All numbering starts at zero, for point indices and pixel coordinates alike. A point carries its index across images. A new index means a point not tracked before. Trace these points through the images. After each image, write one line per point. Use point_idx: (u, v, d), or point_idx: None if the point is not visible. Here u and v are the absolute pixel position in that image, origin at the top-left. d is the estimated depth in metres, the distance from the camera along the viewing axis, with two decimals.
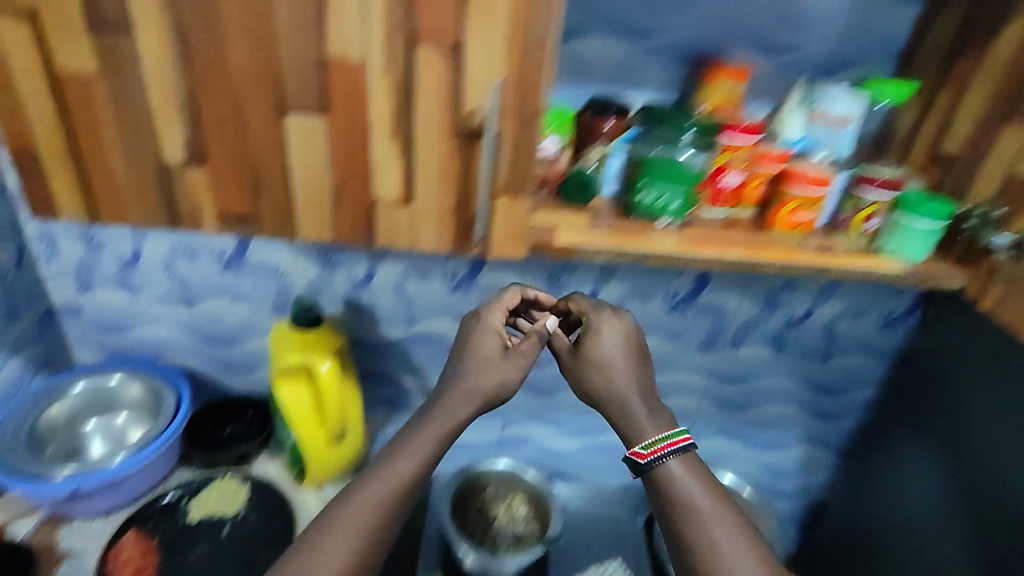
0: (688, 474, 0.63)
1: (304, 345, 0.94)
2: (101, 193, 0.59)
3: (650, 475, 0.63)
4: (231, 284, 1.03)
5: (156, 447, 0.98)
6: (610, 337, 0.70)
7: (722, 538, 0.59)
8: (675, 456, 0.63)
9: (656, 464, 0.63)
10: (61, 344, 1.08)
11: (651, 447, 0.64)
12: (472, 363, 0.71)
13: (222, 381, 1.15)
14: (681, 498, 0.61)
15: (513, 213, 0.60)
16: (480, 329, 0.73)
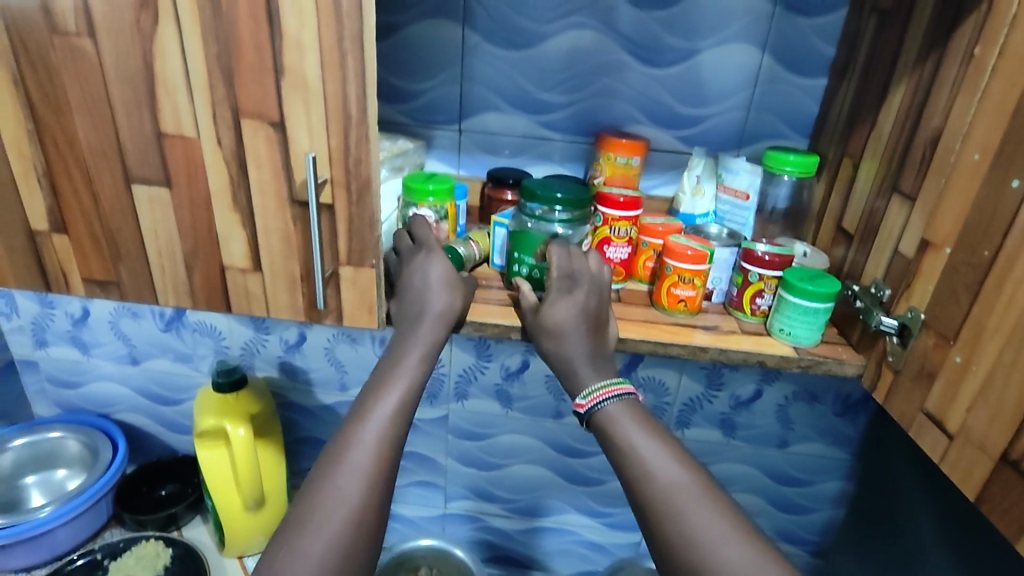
0: (629, 413, 0.54)
1: (221, 410, 0.94)
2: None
3: (594, 424, 0.55)
4: (172, 344, 1.06)
5: (85, 500, 0.97)
6: (568, 305, 0.59)
7: (681, 480, 0.49)
8: (616, 399, 0.55)
9: (596, 411, 0.55)
10: (19, 397, 1.13)
11: (591, 397, 0.56)
12: (415, 305, 0.61)
13: (167, 440, 1.16)
14: (624, 441, 0.52)
15: (363, 281, 0.60)
16: (423, 258, 0.63)
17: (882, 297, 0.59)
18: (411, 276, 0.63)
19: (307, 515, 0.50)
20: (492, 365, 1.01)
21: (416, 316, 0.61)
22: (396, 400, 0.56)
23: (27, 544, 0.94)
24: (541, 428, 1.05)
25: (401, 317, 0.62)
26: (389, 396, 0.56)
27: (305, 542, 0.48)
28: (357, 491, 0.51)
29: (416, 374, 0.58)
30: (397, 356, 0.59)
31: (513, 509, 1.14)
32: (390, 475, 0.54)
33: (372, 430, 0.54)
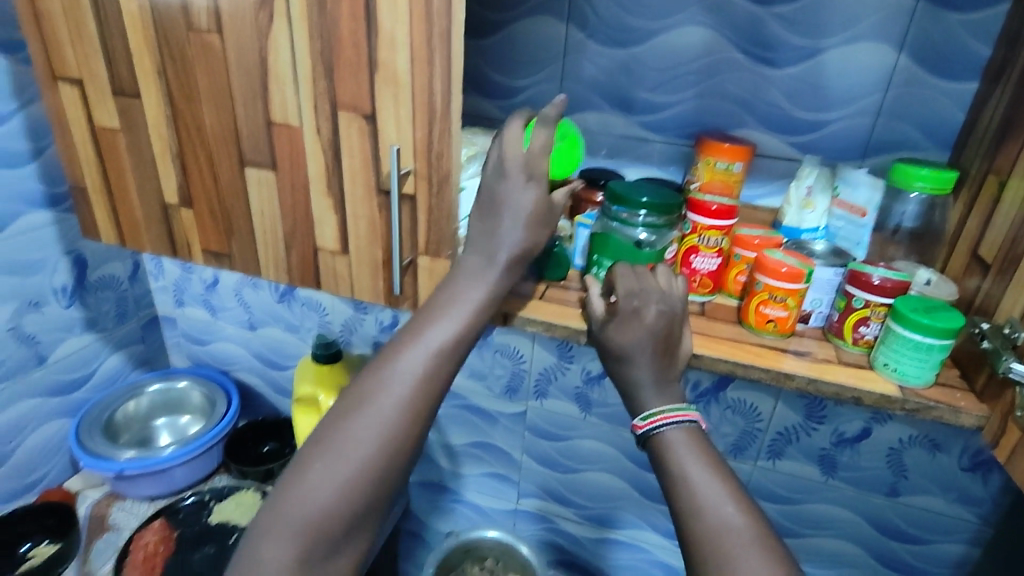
0: (689, 444, 0.51)
1: (318, 379, 1.02)
2: (125, 224, 0.73)
3: (651, 448, 0.52)
4: (285, 315, 1.16)
5: (201, 444, 1.09)
6: (637, 329, 0.57)
7: (736, 523, 0.46)
8: (680, 423, 0.52)
9: (655, 434, 0.52)
10: (160, 348, 1.30)
11: (651, 419, 0.53)
12: (484, 250, 0.59)
13: (274, 401, 1.27)
14: (678, 470, 0.49)
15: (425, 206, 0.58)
16: (515, 186, 0.58)
17: (1016, 339, 0.50)
18: (485, 202, 0.59)
19: (284, 508, 0.49)
20: (574, 367, 0.99)
21: (486, 261, 0.59)
22: (443, 339, 0.55)
23: (152, 476, 1.07)
24: (620, 437, 1.02)
25: (462, 275, 0.59)
26: (433, 336, 0.55)
27: (304, 497, 0.50)
28: (367, 449, 0.51)
29: (435, 361, 0.55)
30: (432, 319, 0.57)
31: (585, 515, 1.12)
32: (412, 426, 0.53)
33: (403, 381, 0.53)
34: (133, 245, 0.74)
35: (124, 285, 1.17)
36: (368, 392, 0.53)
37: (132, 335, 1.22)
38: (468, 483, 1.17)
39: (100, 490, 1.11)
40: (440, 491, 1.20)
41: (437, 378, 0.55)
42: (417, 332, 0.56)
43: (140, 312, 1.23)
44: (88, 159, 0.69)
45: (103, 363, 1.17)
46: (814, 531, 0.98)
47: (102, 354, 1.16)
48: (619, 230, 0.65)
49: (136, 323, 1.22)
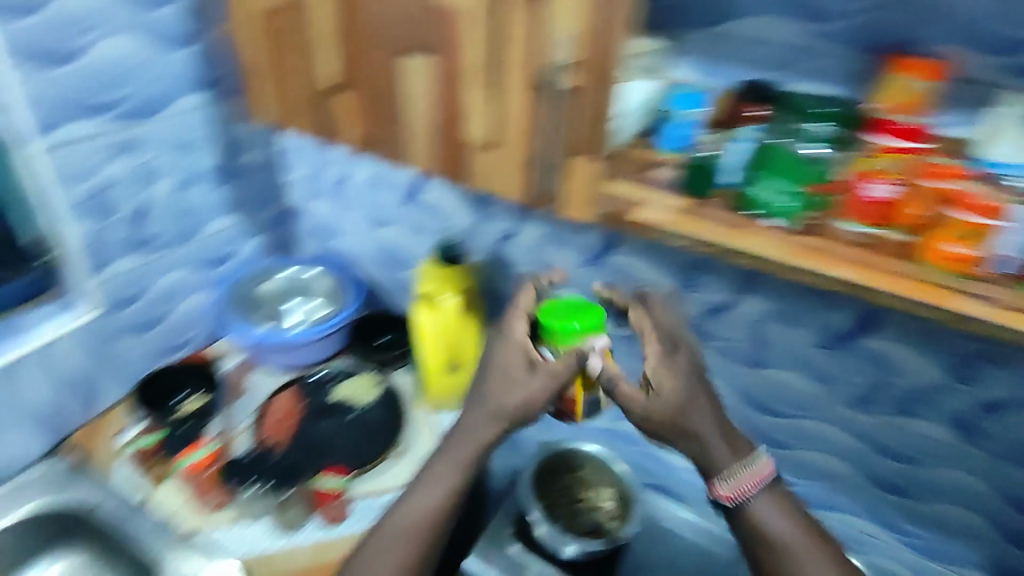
0: (766, 503, 0.77)
1: (440, 278, 1.05)
2: (283, 102, 0.76)
3: (742, 514, 0.77)
4: (409, 215, 1.20)
5: (326, 327, 1.18)
6: (675, 383, 0.79)
7: (797, 537, 0.75)
8: (762, 494, 0.77)
9: (742, 503, 0.77)
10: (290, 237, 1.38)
11: (742, 489, 0.77)
12: (491, 401, 0.84)
13: (391, 297, 1.33)
14: (763, 526, 0.76)
15: (511, 345, 0.85)
16: (517, 381, 0.83)
17: None
18: (485, 372, 0.86)
19: None
20: (694, 296, 0.96)
21: (490, 413, 0.84)
22: (484, 435, 0.85)
23: (284, 349, 1.17)
24: (733, 372, 0.99)
25: (485, 416, 0.85)
26: (485, 429, 0.85)
27: None
28: (396, 561, 0.82)
29: (446, 484, 0.85)
30: (450, 455, 0.86)
31: (682, 445, 1.12)
32: (457, 486, 0.86)
33: (466, 449, 0.85)
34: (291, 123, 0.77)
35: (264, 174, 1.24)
36: (434, 481, 0.86)
37: (268, 222, 1.30)
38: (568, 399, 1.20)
39: (238, 357, 1.22)
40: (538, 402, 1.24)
41: (474, 446, 0.85)
42: (473, 415, 0.86)
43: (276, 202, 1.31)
44: (255, 38, 0.73)
45: (244, 244, 1.26)
46: (930, 495, 0.93)
47: (240, 238, 1.25)
48: (786, 147, 0.67)
49: (273, 212, 1.30)
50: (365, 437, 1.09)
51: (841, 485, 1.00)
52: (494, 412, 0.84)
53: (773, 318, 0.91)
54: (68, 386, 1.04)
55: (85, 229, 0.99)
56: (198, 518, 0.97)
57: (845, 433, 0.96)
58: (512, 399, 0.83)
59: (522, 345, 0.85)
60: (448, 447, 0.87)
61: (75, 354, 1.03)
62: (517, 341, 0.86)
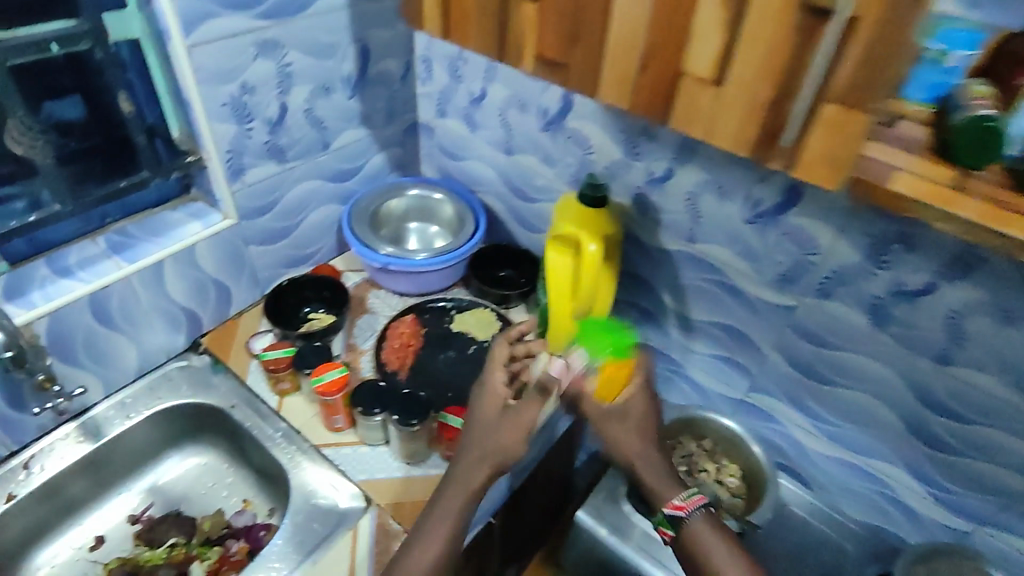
0: (707, 527, 0.74)
1: (579, 219, 0.96)
2: (455, 19, 0.67)
3: (686, 534, 0.74)
4: (545, 144, 1.09)
5: (447, 259, 1.13)
6: (636, 403, 0.83)
7: None
8: (703, 510, 0.74)
9: (688, 520, 0.74)
10: (414, 156, 1.32)
11: (688, 500, 0.75)
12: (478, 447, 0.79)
13: (513, 229, 1.26)
14: (712, 554, 0.72)
15: (489, 397, 0.83)
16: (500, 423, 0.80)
17: None
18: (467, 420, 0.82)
19: None
20: (882, 274, 0.83)
21: (479, 458, 0.78)
22: (480, 477, 0.77)
23: (404, 275, 1.14)
24: (908, 365, 0.87)
25: (472, 461, 0.78)
26: (475, 472, 0.78)
27: None
28: None
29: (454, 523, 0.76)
30: (451, 491, 0.77)
31: (821, 428, 1.03)
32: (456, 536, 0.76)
33: (461, 493, 0.77)
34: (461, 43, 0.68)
35: (397, 85, 1.17)
36: (439, 522, 0.76)
37: (395, 137, 1.24)
38: (692, 360, 1.13)
39: (360, 275, 1.22)
40: (661, 357, 1.17)
41: (471, 488, 0.77)
42: (457, 473, 0.78)
43: (405, 116, 1.24)
44: None
45: (371, 159, 1.21)
46: None
47: (369, 152, 1.20)
48: (966, 113, 0.54)
49: (400, 127, 1.24)
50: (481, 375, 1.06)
51: (1017, 505, 0.87)
52: (487, 454, 0.78)
53: (981, 313, 0.77)
54: (202, 293, 1.04)
55: (231, 130, 0.95)
56: (325, 434, 0.95)
57: None
58: (500, 441, 0.79)
59: (502, 394, 0.82)
60: (450, 485, 0.78)
61: (208, 259, 1.02)
62: (495, 386, 0.83)
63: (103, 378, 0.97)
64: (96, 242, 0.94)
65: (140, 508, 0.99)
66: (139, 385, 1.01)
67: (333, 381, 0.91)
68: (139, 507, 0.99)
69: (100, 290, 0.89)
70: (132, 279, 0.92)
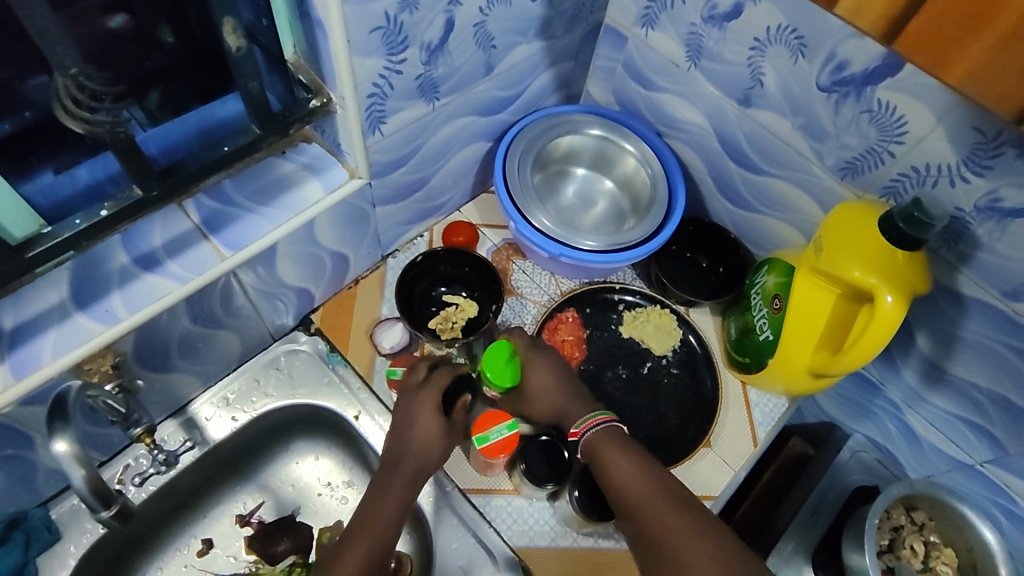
0: (604, 437, 0.69)
1: (866, 258, 0.67)
2: (947, 27, 0.44)
3: (586, 448, 0.69)
4: (816, 111, 0.73)
5: (630, 252, 0.84)
6: (544, 371, 0.75)
7: (632, 489, 0.64)
8: (599, 427, 0.69)
9: (584, 436, 0.70)
10: (585, 67, 0.94)
11: (583, 425, 0.70)
12: (412, 456, 0.70)
13: (710, 199, 0.93)
14: (603, 462, 0.67)
15: (424, 404, 0.72)
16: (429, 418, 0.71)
17: None
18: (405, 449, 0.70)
19: None
20: None
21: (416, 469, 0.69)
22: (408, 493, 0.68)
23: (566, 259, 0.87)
24: None
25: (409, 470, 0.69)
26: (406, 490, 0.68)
27: None
28: None
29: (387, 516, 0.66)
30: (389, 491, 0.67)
31: None
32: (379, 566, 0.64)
33: (393, 505, 0.67)
34: (927, 66, 0.46)
35: None
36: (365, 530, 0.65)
37: (571, 47, 0.87)
38: (923, 407, 0.88)
39: (501, 237, 0.95)
40: (874, 394, 0.93)
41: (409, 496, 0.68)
42: (391, 482, 0.68)
43: (590, 17, 0.85)
44: None
45: (536, 80, 0.86)
46: None
47: (537, 70, 0.85)
48: None
49: (581, 33, 0.86)
50: (658, 404, 0.86)
51: None
52: (406, 460, 0.69)
53: None
54: (318, 269, 0.79)
55: (377, 65, 0.62)
56: (477, 477, 0.78)
57: None
58: (417, 434, 0.71)
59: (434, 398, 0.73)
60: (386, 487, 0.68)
61: (329, 231, 0.75)
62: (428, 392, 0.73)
63: (202, 370, 0.78)
64: (188, 213, 0.67)
65: (248, 508, 0.84)
66: (243, 379, 0.83)
67: (503, 442, 0.71)
68: (248, 506, 0.84)
69: (199, 288, 0.64)
70: (239, 274, 0.67)
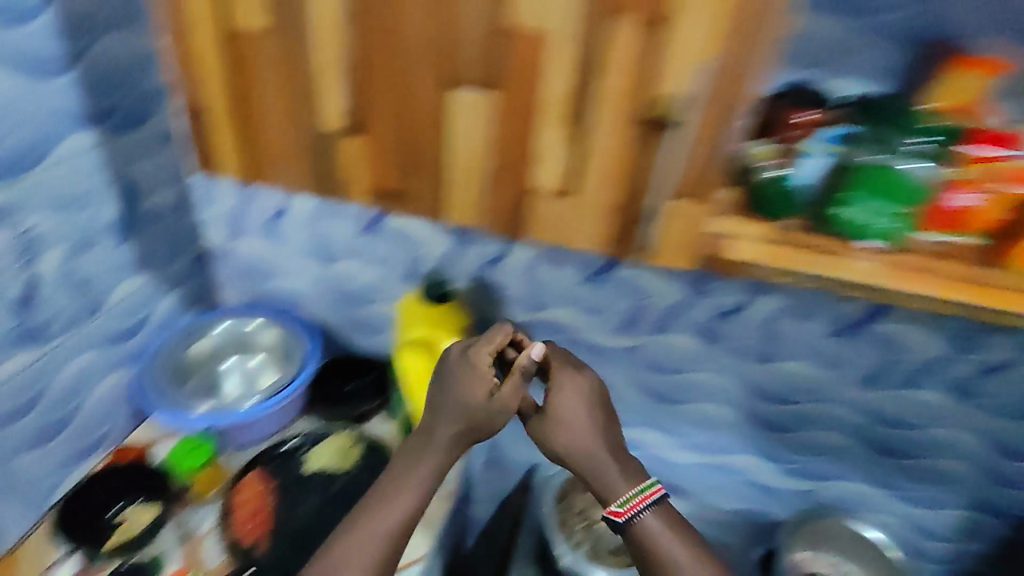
0: (666, 531, 0.76)
1: (426, 321, 0.92)
2: (254, 154, 0.88)
3: (626, 532, 0.77)
4: (366, 248, 1.02)
5: (280, 397, 1.01)
6: (569, 395, 0.83)
7: (620, 490, 0.79)
8: (646, 511, 0.77)
9: (630, 522, 0.77)
10: (211, 284, 1.14)
11: (626, 506, 0.77)
12: (478, 408, 0.82)
13: (349, 338, 1.14)
14: (610, 488, 0.79)
15: (484, 373, 0.82)
16: (476, 369, 0.83)
17: None
18: (442, 399, 0.84)
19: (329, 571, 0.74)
20: (705, 301, 0.92)
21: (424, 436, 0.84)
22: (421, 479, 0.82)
23: (237, 428, 1.00)
24: (740, 373, 0.99)
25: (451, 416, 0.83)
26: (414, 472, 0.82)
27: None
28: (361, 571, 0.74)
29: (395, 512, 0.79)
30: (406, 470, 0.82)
31: (686, 442, 1.12)
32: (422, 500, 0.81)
33: (406, 498, 0.80)
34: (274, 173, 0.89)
35: (171, 219, 0.99)
36: (377, 504, 0.79)
37: (183, 273, 1.07)
38: None
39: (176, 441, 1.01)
40: None
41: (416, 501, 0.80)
42: (403, 483, 0.81)
43: (190, 247, 1.07)
44: (218, 96, 0.84)
45: (157, 307, 1.03)
46: (923, 453, 1.00)
47: (155, 297, 1.02)
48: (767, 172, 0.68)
49: (186, 260, 1.06)
50: (357, 510, 0.96)
51: (846, 456, 1.05)
52: (462, 412, 0.82)
53: (787, 313, 0.89)
54: None
55: None
56: None
57: (848, 412, 0.99)
58: (475, 395, 0.82)
59: (489, 380, 0.82)
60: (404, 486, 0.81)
61: None
62: (482, 371, 0.83)
63: None
64: None
65: None
66: None
67: None
68: None
69: None
70: None
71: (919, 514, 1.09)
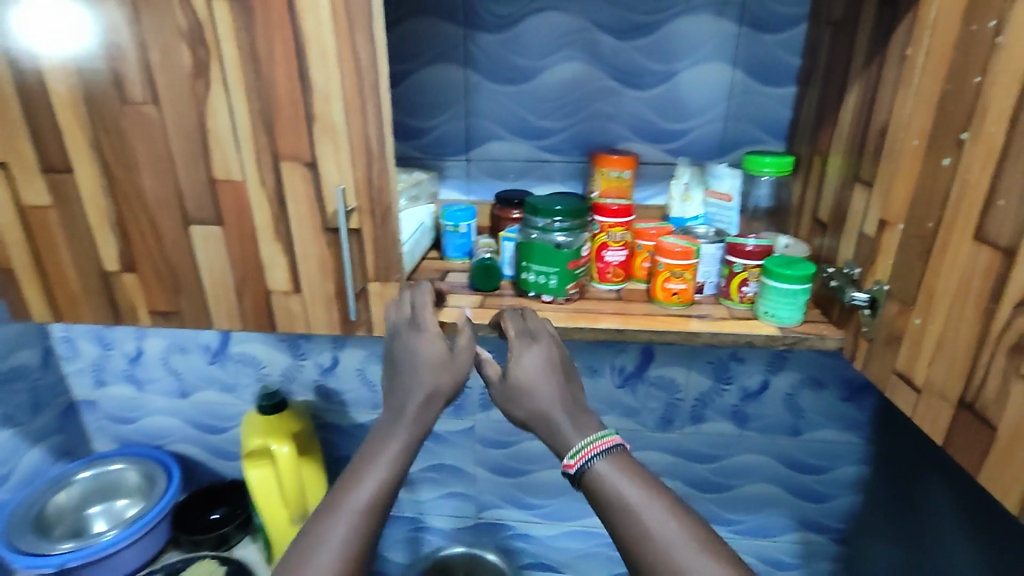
0: (617, 468, 0.56)
1: (267, 431, 1.03)
2: None
3: (583, 482, 0.57)
4: (218, 375, 1.14)
5: (144, 524, 1.04)
6: (533, 356, 0.64)
7: (610, 473, 0.56)
8: (602, 454, 0.57)
9: (586, 469, 0.57)
10: (81, 435, 1.21)
11: (578, 454, 0.57)
12: (406, 361, 0.64)
13: (214, 465, 1.23)
14: (605, 481, 0.56)
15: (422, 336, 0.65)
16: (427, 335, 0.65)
17: (853, 275, 0.65)
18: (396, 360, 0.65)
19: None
20: None
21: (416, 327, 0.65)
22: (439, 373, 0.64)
23: (98, 564, 1.00)
24: None
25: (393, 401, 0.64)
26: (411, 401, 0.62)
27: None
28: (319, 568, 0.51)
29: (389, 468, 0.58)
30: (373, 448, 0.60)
31: (542, 513, 1.20)
32: (402, 476, 0.59)
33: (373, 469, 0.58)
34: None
35: (37, 375, 1.10)
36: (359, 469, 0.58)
37: (50, 426, 1.14)
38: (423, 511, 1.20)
39: None
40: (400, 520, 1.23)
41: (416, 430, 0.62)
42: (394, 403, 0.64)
43: (57, 401, 1.15)
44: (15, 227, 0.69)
45: (21, 461, 1.08)
46: (737, 480, 1.12)
47: (19, 450, 1.07)
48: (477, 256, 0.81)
49: (53, 414, 1.14)
50: None
51: None
52: (402, 377, 0.64)
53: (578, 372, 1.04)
54: None
55: None
56: None
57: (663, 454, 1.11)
58: (416, 356, 0.64)
59: (438, 339, 0.65)
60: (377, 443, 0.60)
61: None
62: (429, 334, 0.65)
63: None
64: None
65: None
66: None
67: None
68: None
69: None
70: None
71: (760, 544, 1.18)
